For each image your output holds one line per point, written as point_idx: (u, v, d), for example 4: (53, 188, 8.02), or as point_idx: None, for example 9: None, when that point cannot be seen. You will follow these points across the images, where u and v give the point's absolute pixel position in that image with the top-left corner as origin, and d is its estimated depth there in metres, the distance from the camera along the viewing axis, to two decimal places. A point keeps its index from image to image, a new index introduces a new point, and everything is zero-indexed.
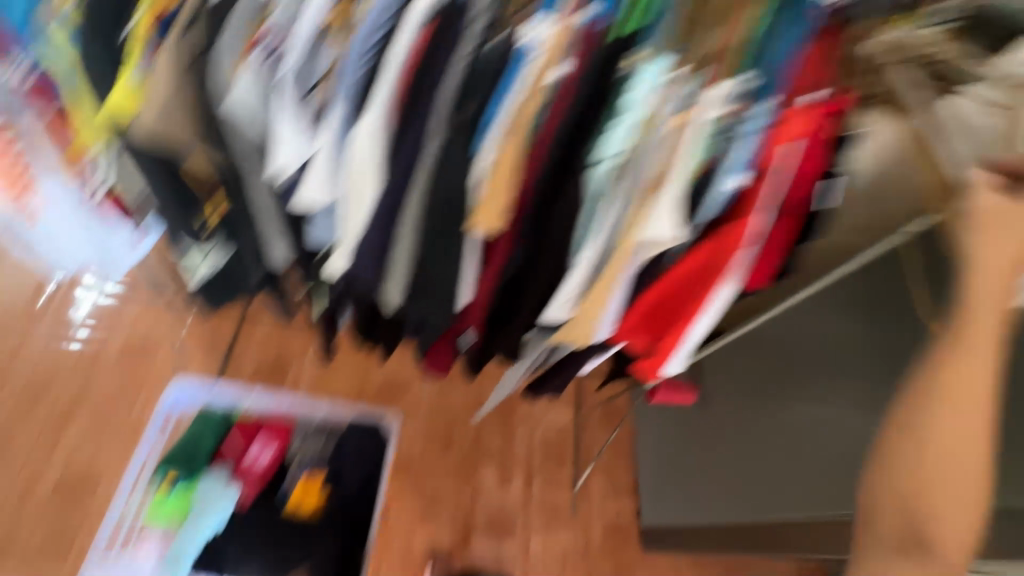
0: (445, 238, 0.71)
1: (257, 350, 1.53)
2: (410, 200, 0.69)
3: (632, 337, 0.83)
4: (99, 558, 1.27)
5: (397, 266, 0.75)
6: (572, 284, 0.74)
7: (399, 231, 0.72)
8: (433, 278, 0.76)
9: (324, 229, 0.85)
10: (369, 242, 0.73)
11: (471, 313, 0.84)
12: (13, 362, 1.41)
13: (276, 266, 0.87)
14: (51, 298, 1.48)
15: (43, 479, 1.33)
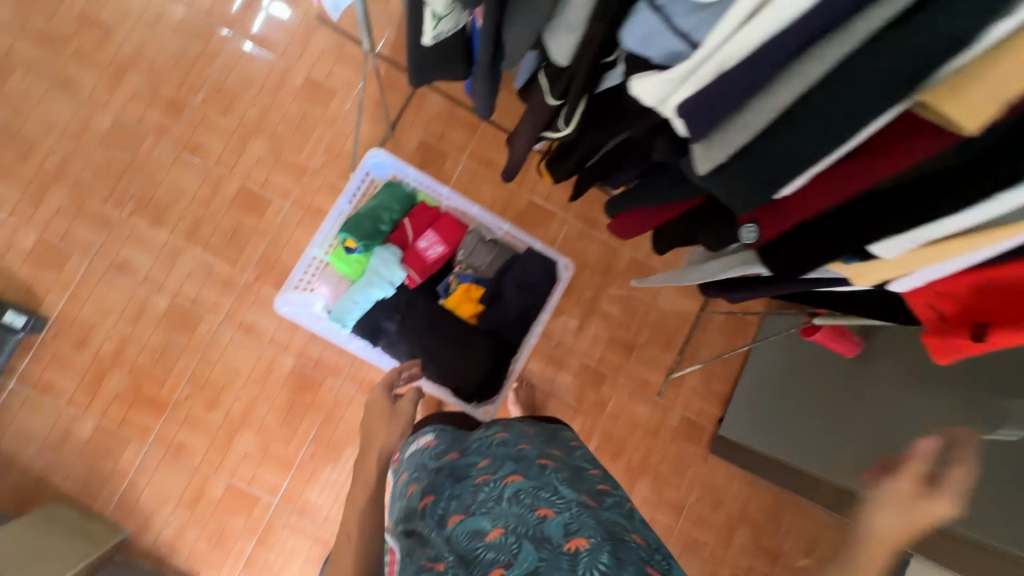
0: (828, 140, 0.51)
1: (423, 128, 1.63)
2: (803, 71, 0.49)
3: (933, 300, 0.71)
4: (265, 300, 1.55)
5: (730, 137, 0.54)
6: (950, 226, 0.55)
7: (753, 119, 0.53)
8: (773, 163, 0.55)
9: (663, 54, 0.61)
10: (728, 110, 0.53)
11: (788, 205, 0.64)
12: (199, 79, 1.57)
13: (551, 106, 0.81)
14: (283, 60, 1.59)
15: (224, 186, 1.56)
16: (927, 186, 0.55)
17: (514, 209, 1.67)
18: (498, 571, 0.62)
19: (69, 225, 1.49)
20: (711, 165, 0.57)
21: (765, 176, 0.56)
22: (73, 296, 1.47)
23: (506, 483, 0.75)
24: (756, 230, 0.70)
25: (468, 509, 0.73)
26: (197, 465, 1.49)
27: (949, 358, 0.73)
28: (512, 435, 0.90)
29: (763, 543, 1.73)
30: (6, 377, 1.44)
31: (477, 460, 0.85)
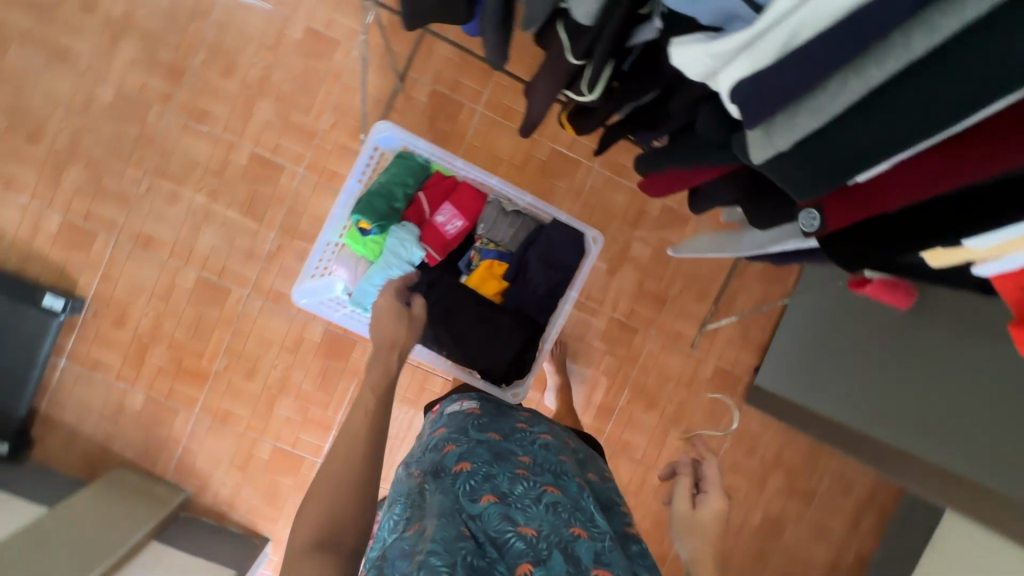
0: (920, 132, 0.46)
1: (435, 77, 1.52)
2: (905, 46, 0.43)
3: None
4: (290, 268, 1.54)
5: (796, 122, 0.51)
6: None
7: (827, 102, 0.48)
8: (845, 151, 0.51)
9: (714, 16, 0.54)
10: (795, 91, 0.49)
11: (867, 194, 0.60)
12: (196, 36, 1.47)
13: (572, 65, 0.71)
14: (280, 10, 1.48)
15: (236, 154, 1.51)
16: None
17: (536, 159, 1.57)
18: (526, 567, 0.58)
19: (90, 205, 1.49)
20: (771, 152, 0.54)
21: (833, 164, 0.52)
22: (105, 276, 1.50)
23: (545, 489, 0.71)
24: (818, 217, 0.66)
25: (505, 496, 0.69)
26: (244, 430, 1.57)
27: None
28: (556, 442, 0.88)
29: (798, 487, 1.74)
30: (57, 356, 1.50)
31: (518, 451, 0.81)
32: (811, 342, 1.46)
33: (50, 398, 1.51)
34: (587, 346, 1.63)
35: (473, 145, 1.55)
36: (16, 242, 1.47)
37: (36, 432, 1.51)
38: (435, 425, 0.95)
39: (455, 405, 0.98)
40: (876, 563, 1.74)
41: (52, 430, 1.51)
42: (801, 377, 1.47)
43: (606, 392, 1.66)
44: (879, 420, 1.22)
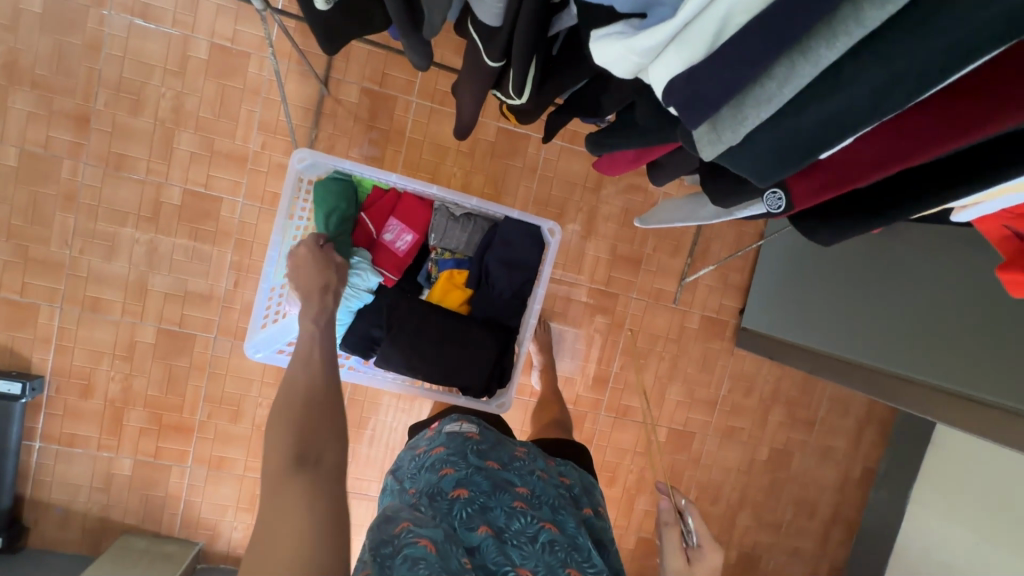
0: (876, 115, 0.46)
1: (360, 74, 1.42)
2: (847, 37, 0.41)
3: (1008, 223, 0.64)
4: (252, 303, 1.48)
5: (744, 116, 0.49)
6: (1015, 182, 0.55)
7: (774, 91, 0.46)
8: (802, 138, 0.50)
9: (633, 5, 0.53)
10: (739, 82, 0.47)
11: (828, 170, 0.62)
12: (95, 75, 1.35)
13: (492, 68, 0.66)
14: (178, 30, 1.36)
15: (167, 195, 1.41)
16: (995, 153, 0.54)
17: (485, 144, 1.50)
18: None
19: (22, 277, 1.39)
20: (721, 149, 0.52)
21: (792, 152, 0.51)
22: (58, 348, 1.41)
23: (541, 526, 0.72)
24: (783, 196, 0.68)
25: (502, 532, 0.70)
26: (242, 473, 1.53)
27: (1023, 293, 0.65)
28: (553, 476, 0.87)
29: (799, 416, 1.77)
30: (30, 439, 1.43)
31: (517, 483, 0.80)
32: (792, 286, 1.46)
33: (34, 482, 1.45)
34: (572, 323, 1.61)
35: (418, 141, 1.47)
36: None
37: (28, 518, 1.46)
38: (431, 442, 0.90)
39: (453, 424, 0.93)
40: (881, 474, 1.81)
41: (44, 513, 1.46)
42: (790, 318, 1.45)
43: (599, 363, 1.64)
44: (860, 346, 1.22)
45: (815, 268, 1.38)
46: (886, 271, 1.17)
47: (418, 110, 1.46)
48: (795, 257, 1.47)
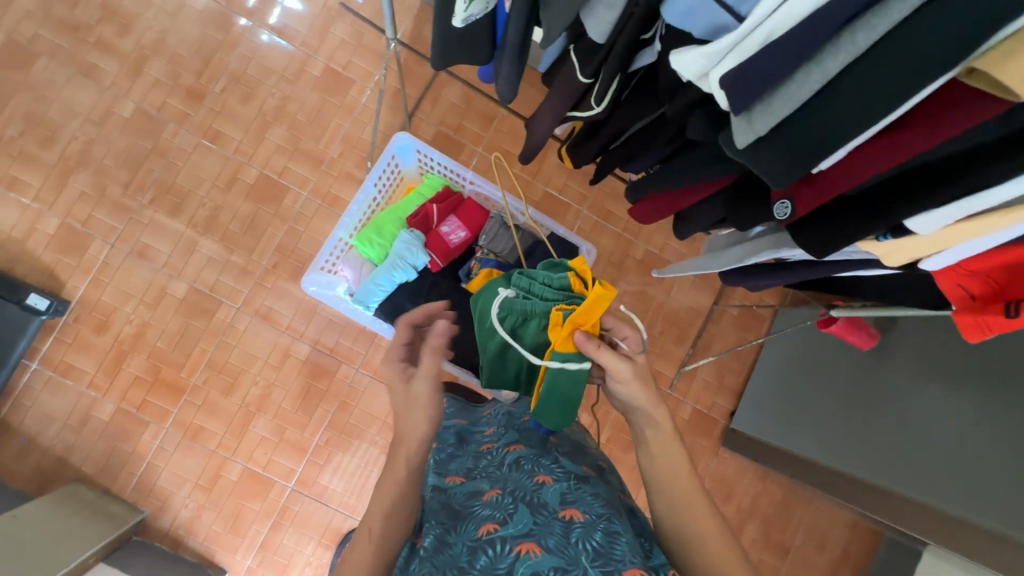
0: (870, 107, 0.50)
1: (440, 119, 1.64)
2: (852, 41, 0.49)
3: (963, 280, 0.72)
4: (282, 286, 1.57)
5: (773, 108, 0.54)
6: (997, 197, 0.55)
7: (796, 90, 0.52)
8: (817, 133, 0.54)
9: (707, 31, 0.59)
10: (774, 81, 0.53)
11: (824, 182, 0.64)
12: (221, 65, 1.58)
13: (581, 83, 0.79)
14: (303, 49, 1.61)
15: (243, 174, 1.57)
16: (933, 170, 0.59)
17: (530, 200, 1.67)
18: (491, 528, 0.59)
19: (90, 210, 1.51)
20: (753, 139, 0.56)
21: (804, 147, 0.55)
22: (94, 281, 1.50)
23: (508, 450, 0.74)
24: (790, 206, 0.69)
25: (470, 473, 0.73)
26: (214, 449, 1.51)
27: (977, 336, 0.73)
28: (521, 410, 0.90)
29: (774, 538, 1.73)
30: (30, 358, 1.46)
31: (484, 431, 0.85)
32: (783, 386, 1.56)
33: (13, 403, 1.45)
34: None
35: None
36: (9, 240, 1.48)
37: None
38: None
39: None
40: None
41: (7, 437, 1.44)
42: (776, 420, 1.54)
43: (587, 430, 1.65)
44: (845, 455, 1.31)
45: (816, 369, 1.48)
46: (890, 381, 1.28)
47: (479, 158, 1.66)
48: (793, 362, 1.56)
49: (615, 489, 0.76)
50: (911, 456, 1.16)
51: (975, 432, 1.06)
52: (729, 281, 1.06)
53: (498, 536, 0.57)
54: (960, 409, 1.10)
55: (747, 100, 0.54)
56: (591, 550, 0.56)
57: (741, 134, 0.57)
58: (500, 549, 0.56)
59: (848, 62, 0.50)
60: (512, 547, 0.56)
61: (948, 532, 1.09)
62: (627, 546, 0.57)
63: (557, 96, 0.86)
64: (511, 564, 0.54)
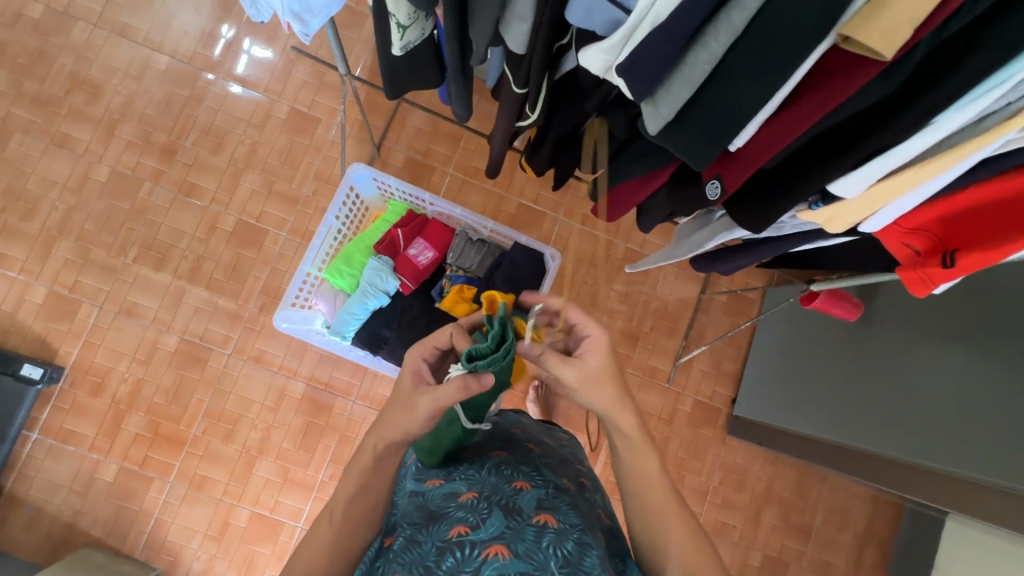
0: (761, 80, 0.52)
1: (408, 145, 1.67)
2: (729, 21, 0.50)
3: (904, 237, 0.74)
4: (271, 328, 1.58)
5: (674, 93, 0.57)
6: (906, 152, 0.58)
7: (690, 74, 0.55)
8: (720, 111, 0.56)
9: (608, 27, 0.61)
10: (668, 67, 0.55)
11: (745, 156, 0.65)
12: (189, 119, 1.62)
13: (516, 93, 0.81)
14: (267, 95, 1.65)
15: (222, 222, 1.60)
16: (846, 130, 0.60)
17: (506, 213, 1.69)
18: (461, 530, 0.60)
19: (77, 275, 1.54)
20: (660, 123, 0.59)
21: (712, 126, 0.58)
22: (86, 344, 1.52)
23: (490, 456, 0.75)
24: (719, 186, 0.70)
25: (448, 475, 0.72)
26: (220, 497, 1.51)
27: (923, 292, 0.73)
28: (505, 419, 0.91)
29: (793, 522, 1.70)
30: (30, 429, 1.47)
31: (467, 437, 0.85)
32: (780, 365, 1.56)
33: (18, 474, 1.46)
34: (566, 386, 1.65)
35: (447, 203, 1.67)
36: None
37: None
38: None
39: None
40: None
41: (16, 508, 1.46)
42: (780, 397, 1.52)
43: (589, 435, 1.65)
44: (841, 423, 1.31)
45: (810, 347, 1.49)
46: (879, 352, 1.28)
47: (450, 178, 1.68)
48: (787, 343, 1.57)
49: (594, 495, 0.76)
50: (906, 420, 1.16)
51: (967, 391, 1.06)
52: (698, 267, 1.07)
53: (468, 539, 0.59)
54: (955, 370, 1.09)
55: (650, 89, 0.57)
56: (560, 558, 0.58)
57: (652, 121, 0.60)
58: (469, 551, 0.58)
59: (730, 42, 0.52)
60: (481, 550, 0.58)
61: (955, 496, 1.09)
62: (597, 559, 0.59)
63: (501, 110, 0.88)
64: (479, 567, 0.56)
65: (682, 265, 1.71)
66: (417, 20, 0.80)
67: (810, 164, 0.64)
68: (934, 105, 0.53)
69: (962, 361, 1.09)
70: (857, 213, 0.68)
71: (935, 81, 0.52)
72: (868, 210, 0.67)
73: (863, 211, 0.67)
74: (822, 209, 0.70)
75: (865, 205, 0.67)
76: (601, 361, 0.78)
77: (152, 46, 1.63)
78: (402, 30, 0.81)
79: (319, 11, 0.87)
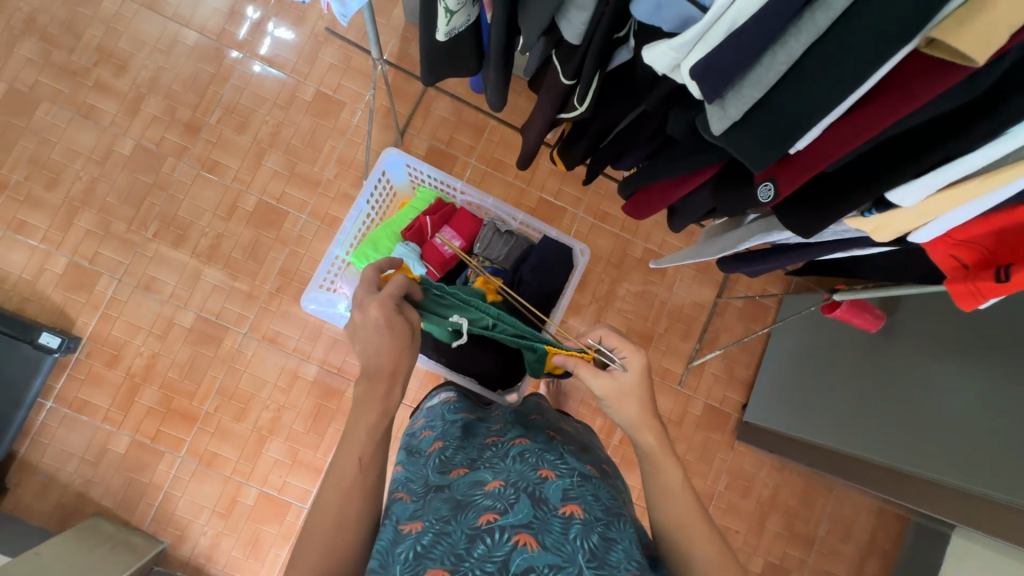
0: (842, 83, 0.52)
1: (432, 133, 1.66)
2: (812, 21, 0.50)
3: (952, 249, 0.73)
4: (287, 309, 1.59)
5: (744, 93, 0.56)
6: (972, 162, 0.58)
7: (764, 74, 0.54)
8: (791, 113, 0.55)
9: (675, 23, 0.60)
10: (741, 68, 0.54)
11: (804, 160, 0.65)
12: (214, 97, 1.62)
13: (564, 84, 0.80)
14: (294, 76, 1.64)
15: (243, 201, 1.60)
16: (910, 138, 0.61)
17: (526, 206, 1.68)
18: (490, 517, 0.60)
19: (97, 248, 1.54)
20: (727, 124, 0.58)
21: (778, 129, 0.57)
22: (103, 316, 1.53)
23: (514, 444, 0.75)
24: (773, 187, 0.69)
25: (472, 464, 0.72)
26: (229, 474, 1.52)
27: (972, 306, 0.73)
28: (527, 409, 0.91)
29: (796, 530, 1.70)
30: (45, 397, 1.49)
31: (488, 427, 0.85)
32: (795, 373, 1.56)
33: (31, 442, 1.48)
34: (577, 382, 1.65)
35: None
36: (18, 283, 1.52)
37: (11, 478, 1.46)
38: (417, 415, 0.98)
39: (434, 396, 1.03)
40: None
41: (27, 476, 1.47)
42: (793, 408, 1.52)
43: (598, 432, 1.65)
44: (857, 436, 1.30)
45: (827, 356, 1.48)
46: (900, 365, 1.27)
47: (472, 168, 1.67)
48: (804, 350, 1.56)
49: (616, 488, 0.76)
50: (922, 433, 1.16)
51: (987, 408, 1.05)
52: (726, 269, 1.06)
53: (498, 525, 0.58)
54: (976, 386, 1.08)
55: (721, 88, 0.56)
56: (588, 550, 0.57)
57: (718, 120, 0.59)
58: (498, 537, 0.57)
59: (810, 43, 0.51)
60: (510, 536, 0.57)
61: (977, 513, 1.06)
62: (623, 554, 0.58)
63: (542, 100, 0.87)
64: (508, 554, 0.55)
65: (700, 267, 1.71)
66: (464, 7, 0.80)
67: (869, 171, 0.65)
68: (1013, 116, 0.52)
69: (982, 374, 1.08)
70: (911, 222, 0.68)
71: (1012, 91, 0.52)
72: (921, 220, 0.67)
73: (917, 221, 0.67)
74: (874, 218, 0.70)
75: (921, 213, 0.66)
76: (639, 379, 0.84)
77: (181, 21, 1.62)
78: (448, 16, 0.81)
79: None
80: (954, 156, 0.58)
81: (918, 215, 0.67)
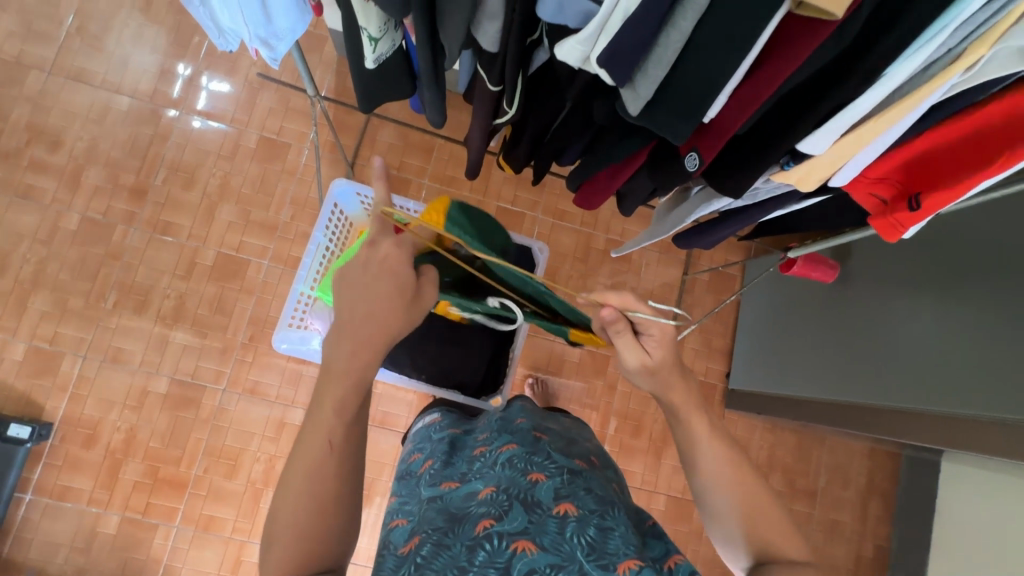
0: (733, 50, 0.56)
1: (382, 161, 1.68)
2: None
3: (871, 188, 0.80)
4: (263, 357, 1.57)
5: (650, 74, 0.60)
6: (863, 104, 0.64)
7: (665, 51, 0.58)
8: (698, 83, 0.59)
9: (578, 19, 0.65)
10: (642, 49, 0.59)
11: (719, 126, 0.69)
12: (156, 158, 1.60)
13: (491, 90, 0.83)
14: (234, 125, 1.64)
15: (201, 257, 1.58)
16: (806, 91, 0.66)
17: None
18: (487, 524, 0.61)
19: (56, 327, 1.50)
20: (642, 103, 0.62)
21: (689, 100, 0.61)
22: (73, 396, 1.48)
23: (501, 450, 0.76)
24: (697, 156, 0.74)
25: (463, 476, 0.73)
26: (229, 534, 1.48)
27: (896, 236, 0.80)
28: (511, 414, 0.93)
29: (799, 487, 1.74)
30: (23, 490, 1.43)
31: (474, 438, 0.86)
32: (767, 335, 1.62)
33: (14, 539, 1.41)
34: (564, 379, 1.67)
35: None
36: None
37: None
38: (406, 443, 0.99)
39: (421, 419, 1.04)
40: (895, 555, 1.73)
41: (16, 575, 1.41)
42: (771, 369, 1.57)
43: (592, 426, 1.67)
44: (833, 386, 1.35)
45: (796, 314, 1.54)
46: (860, 309, 1.33)
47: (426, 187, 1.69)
48: (773, 311, 1.62)
49: (605, 476, 0.77)
50: (890, 374, 1.21)
51: (944, 342, 1.11)
52: (682, 245, 1.10)
53: (495, 531, 0.59)
54: (932, 322, 1.14)
55: (626, 69, 0.60)
56: (586, 544, 0.58)
57: (633, 100, 0.63)
58: (496, 544, 0.58)
59: (698, 17, 0.55)
60: (509, 542, 0.58)
61: (951, 438, 1.11)
62: (620, 540, 0.59)
63: (476, 111, 0.90)
64: (509, 559, 0.56)
65: (662, 247, 1.76)
66: (387, 32, 0.82)
67: (775, 125, 0.70)
68: (884, 57, 0.59)
69: (935, 310, 1.15)
70: (824, 167, 0.74)
71: (876, 36, 0.59)
72: (834, 164, 0.73)
73: (829, 164, 0.73)
74: (792, 168, 0.75)
75: (832, 157, 0.72)
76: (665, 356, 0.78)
77: (111, 88, 1.61)
78: (373, 43, 0.83)
79: (287, 33, 0.87)
80: (847, 101, 0.64)
81: (828, 158, 0.72)
